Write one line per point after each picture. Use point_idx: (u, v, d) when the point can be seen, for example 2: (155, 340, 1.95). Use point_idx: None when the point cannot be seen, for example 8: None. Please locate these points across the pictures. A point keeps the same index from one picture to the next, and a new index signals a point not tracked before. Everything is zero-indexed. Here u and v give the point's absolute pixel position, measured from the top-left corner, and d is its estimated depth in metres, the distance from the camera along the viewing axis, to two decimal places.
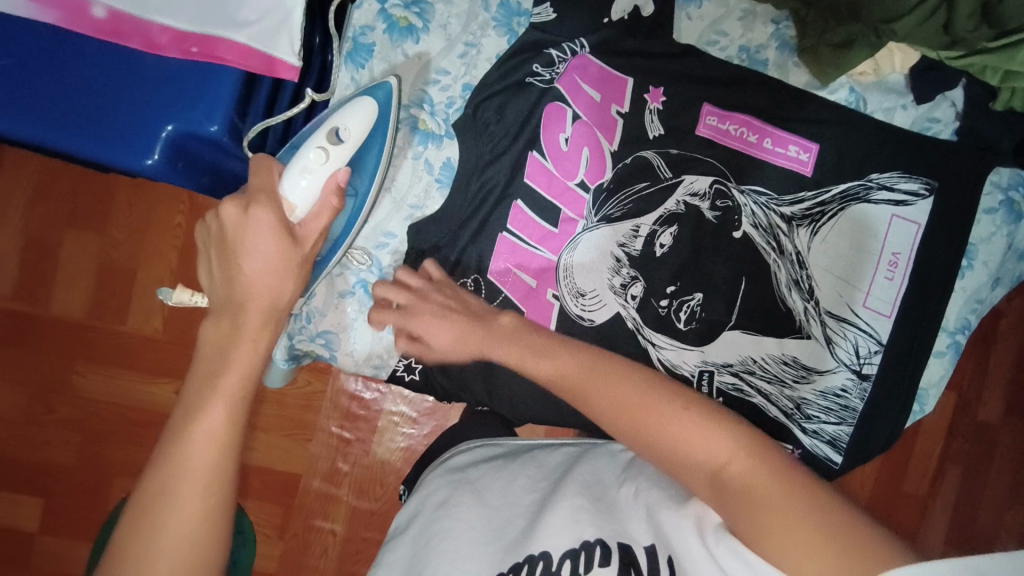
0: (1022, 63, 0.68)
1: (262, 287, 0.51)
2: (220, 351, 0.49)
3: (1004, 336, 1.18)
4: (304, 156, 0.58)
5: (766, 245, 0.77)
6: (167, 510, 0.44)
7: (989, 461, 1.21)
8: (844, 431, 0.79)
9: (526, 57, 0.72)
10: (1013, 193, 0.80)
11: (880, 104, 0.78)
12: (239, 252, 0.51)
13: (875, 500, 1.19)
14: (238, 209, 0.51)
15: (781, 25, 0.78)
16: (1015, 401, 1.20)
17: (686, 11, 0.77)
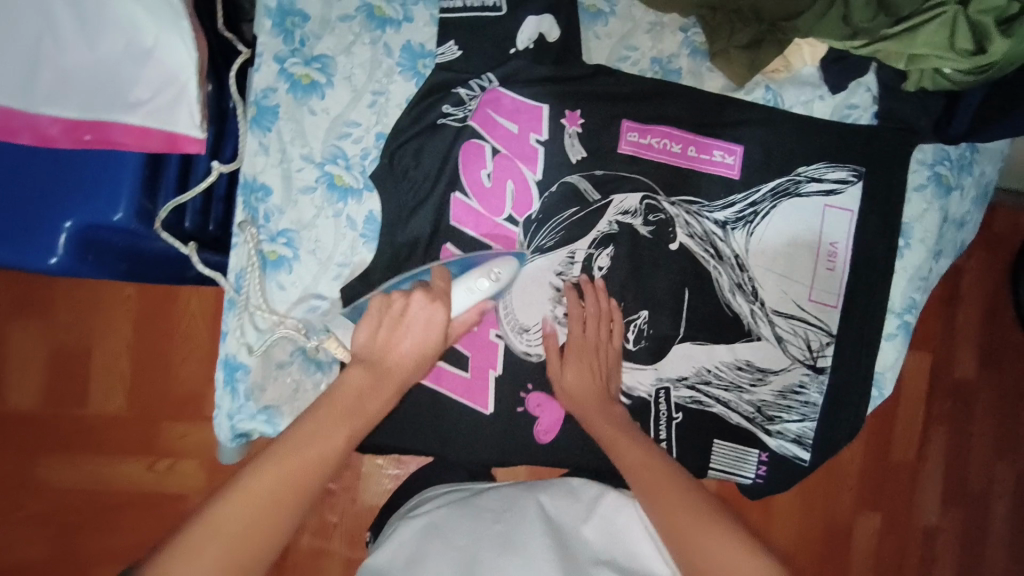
0: (923, 46, 0.68)
1: (410, 352, 0.59)
2: (360, 392, 0.56)
3: (967, 293, 1.20)
4: (475, 278, 0.65)
5: (704, 253, 0.77)
6: (235, 498, 0.46)
7: (972, 418, 1.21)
8: (808, 428, 0.79)
9: (435, 99, 0.71)
10: (939, 168, 0.81)
11: (797, 98, 0.78)
12: (408, 327, 0.59)
13: (868, 471, 1.18)
14: (425, 301, 0.60)
15: (690, 32, 0.77)
16: (987, 355, 1.21)
17: (593, 30, 0.76)
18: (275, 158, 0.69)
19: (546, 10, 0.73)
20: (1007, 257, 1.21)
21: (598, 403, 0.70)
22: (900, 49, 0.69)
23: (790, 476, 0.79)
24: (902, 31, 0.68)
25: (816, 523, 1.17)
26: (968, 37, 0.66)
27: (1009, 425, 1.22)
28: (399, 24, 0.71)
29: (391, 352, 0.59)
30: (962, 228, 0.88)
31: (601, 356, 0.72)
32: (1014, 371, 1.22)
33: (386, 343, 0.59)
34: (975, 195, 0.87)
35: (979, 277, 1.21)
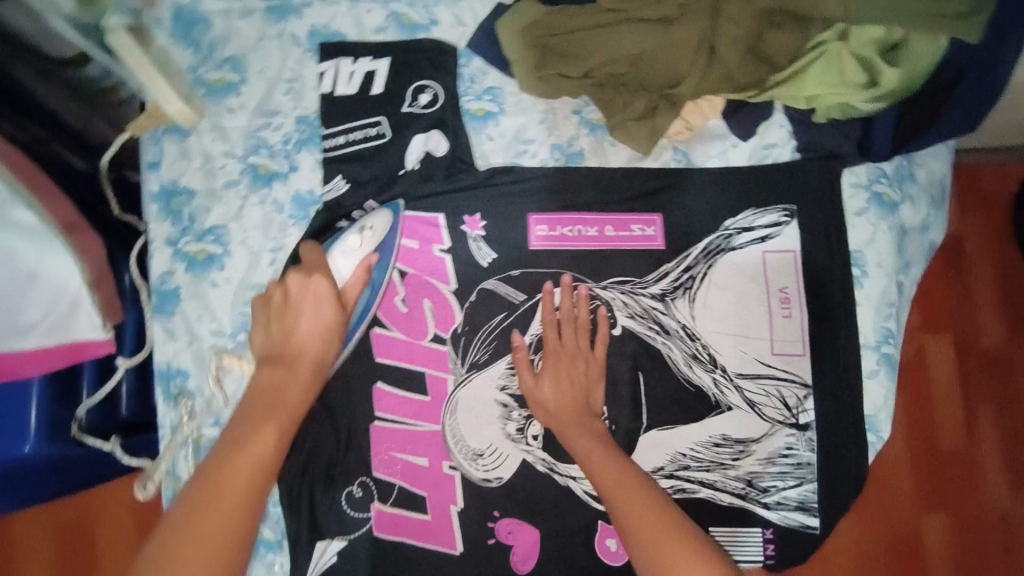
0: (816, 85, 0.70)
1: (315, 338, 0.59)
2: (273, 388, 0.58)
3: (974, 259, 1.15)
4: (348, 239, 0.65)
5: (649, 330, 0.74)
6: (205, 515, 0.50)
7: (1019, 389, 1.12)
8: (810, 491, 0.73)
9: (327, 235, 0.68)
10: (877, 186, 0.76)
11: (708, 153, 0.75)
12: (300, 315, 0.60)
13: (916, 475, 1.09)
14: (301, 278, 0.60)
15: (583, 111, 0.75)
16: (1014, 320, 1.13)
17: (485, 133, 0.74)
18: (184, 341, 0.66)
19: (432, 126, 0.73)
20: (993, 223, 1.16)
21: (576, 416, 0.67)
22: (795, 92, 0.71)
23: (804, 550, 0.72)
24: (789, 77, 0.70)
25: (874, 538, 1.07)
26: (856, 69, 0.68)
27: None
28: (286, 176, 0.69)
29: (295, 339, 0.59)
30: (927, 230, 0.83)
31: (582, 364, 0.70)
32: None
33: (286, 333, 0.60)
34: (926, 199, 0.82)
35: (984, 240, 1.15)
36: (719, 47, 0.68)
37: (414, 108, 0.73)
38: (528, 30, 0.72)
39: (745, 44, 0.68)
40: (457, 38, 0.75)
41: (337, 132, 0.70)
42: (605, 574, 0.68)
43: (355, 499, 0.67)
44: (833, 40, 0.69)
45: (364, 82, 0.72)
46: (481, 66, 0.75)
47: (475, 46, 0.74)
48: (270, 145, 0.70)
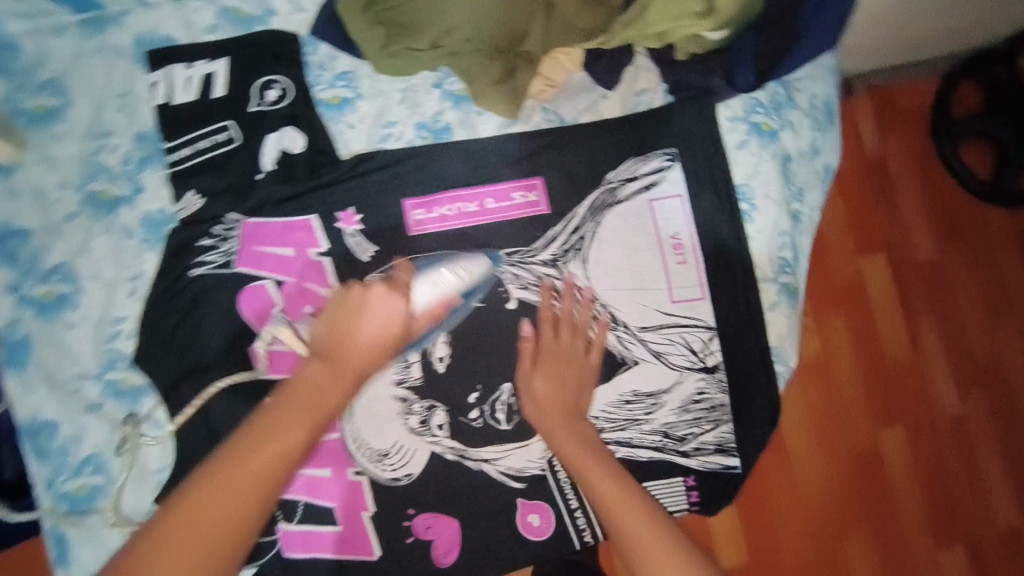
0: (658, 21, 0.68)
1: (365, 344, 0.53)
2: (315, 385, 0.50)
3: (897, 178, 1.20)
4: (439, 272, 0.63)
5: (546, 298, 0.72)
6: (213, 514, 0.43)
7: (956, 294, 1.20)
8: (726, 432, 0.73)
9: (185, 254, 0.66)
10: (756, 116, 0.75)
11: (576, 108, 0.73)
12: (361, 313, 0.53)
13: (870, 390, 1.15)
14: (385, 288, 0.55)
15: (444, 83, 0.72)
16: (945, 231, 1.20)
17: (344, 121, 0.71)
18: (45, 389, 0.63)
19: (285, 123, 0.69)
20: (911, 138, 1.20)
21: (565, 420, 0.65)
22: (642, 30, 0.68)
23: (726, 490, 0.73)
24: (635, 18, 0.68)
25: (839, 455, 1.13)
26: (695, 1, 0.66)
27: (994, 286, 1.20)
28: (132, 200, 0.66)
29: (350, 345, 0.52)
30: (818, 154, 0.83)
31: (575, 367, 0.69)
32: (976, 236, 1.21)
33: (346, 331, 0.53)
34: (811, 123, 0.82)
35: (904, 157, 1.20)
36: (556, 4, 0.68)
37: (263, 106, 0.69)
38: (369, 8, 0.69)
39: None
40: (296, 25, 0.71)
41: (180, 144, 0.67)
42: (527, 542, 0.70)
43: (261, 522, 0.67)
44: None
45: (203, 86, 0.67)
46: (329, 51, 0.71)
47: (317, 31, 0.70)
48: (109, 169, 0.67)
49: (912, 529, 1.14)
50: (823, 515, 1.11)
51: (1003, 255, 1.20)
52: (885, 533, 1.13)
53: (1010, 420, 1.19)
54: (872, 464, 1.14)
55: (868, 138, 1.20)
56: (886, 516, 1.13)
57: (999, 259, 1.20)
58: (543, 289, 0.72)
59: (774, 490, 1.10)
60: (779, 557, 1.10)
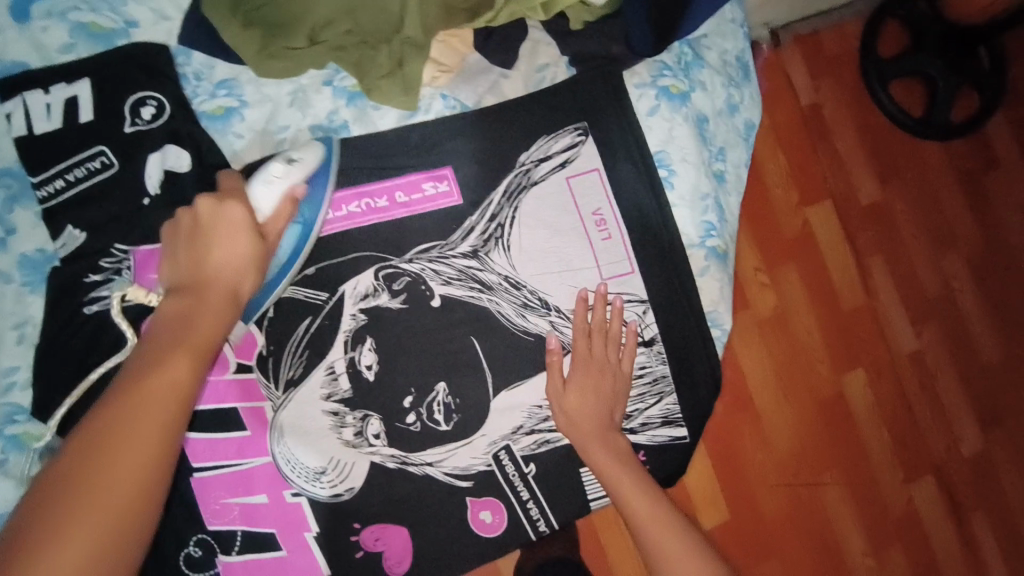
0: None
1: (229, 265, 0.54)
2: (180, 314, 0.50)
3: (835, 124, 1.20)
4: (269, 167, 0.59)
5: (470, 291, 0.70)
6: (121, 452, 0.42)
7: (900, 232, 1.23)
8: (671, 403, 0.72)
9: (73, 291, 0.62)
10: (664, 80, 0.73)
11: (475, 91, 0.70)
12: (212, 242, 0.54)
13: (830, 337, 1.16)
14: (213, 203, 0.55)
15: (335, 80, 0.69)
16: (884, 171, 1.23)
17: (232, 132, 0.67)
18: None
19: (167, 141, 0.65)
20: (843, 82, 1.20)
21: (600, 432, 0.67)
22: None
23: (677, 461, 0.73)
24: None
25: (808, 404, 1.14)
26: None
27: (934, 220, 1.25)
28: (5, 243, 0.63)
29: (205, 265, 0.53)
30: (736, 112, 0.83)
31: (610, 378, 0.69)
32: (912, 173, 1.25)
33: (198, 259, 0.53)
34: (724, 79, 0.80)
35: (839, 104, 1.20)
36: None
37: (138, 126, 0.64)
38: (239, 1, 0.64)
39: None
40: (164, 35, 0.66)
41: (54, 174, 0.63)
42: (480, 541, 0.69)
43: (197, 559, 0.64)
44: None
45: (70, 112, 0.63)
46: (205, 59, 0.67)
47: (186, 39, 0.66)
48: None
49: (880, 464, 1.17)
50: (798, 464, 1.12)
51: (939, 191, 1.26)
52: (857, 472, 1.16)
53: (958, 346, 1.25)
54: (839, 407, 1.16)
55: (801, 87, 1.18)
56: (856, 455, 1.16)
57: (936, 196, 1.26)
58: (578, 300, 0.69)
59: (747, 447, 1.10)
60: (762, 511, 1.10)
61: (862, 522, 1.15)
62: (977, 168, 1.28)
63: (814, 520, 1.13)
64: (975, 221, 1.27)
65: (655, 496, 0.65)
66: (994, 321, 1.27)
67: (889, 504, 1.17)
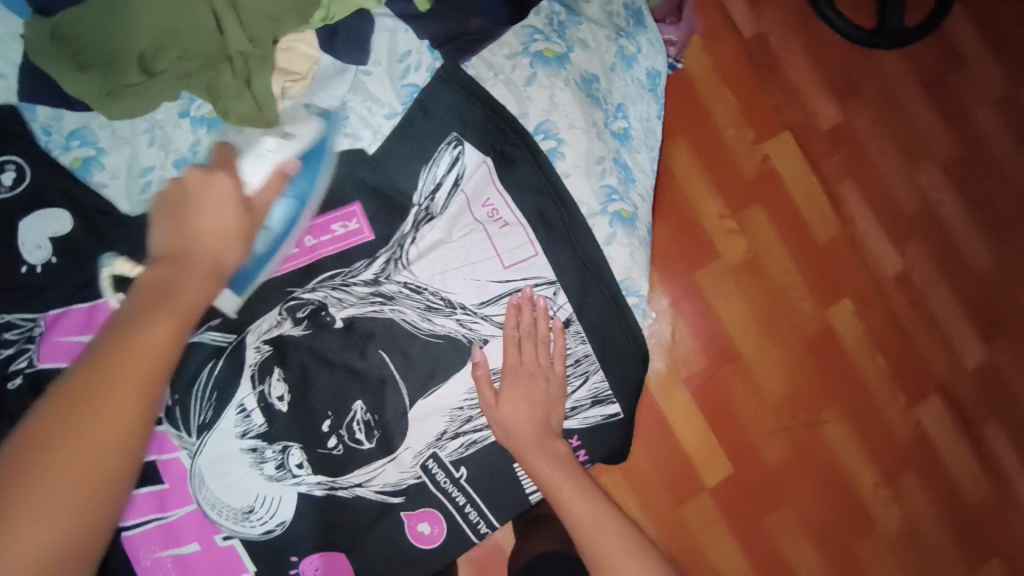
0: None
1: (221, 237, 0.52)
2: (164, 283, 0.47)
3: (781, 51, 1.13)
4: (262, 141, 0.59)
5: (371, 305, 0.67)
6: (101, 397, 0.39)
7: (866, 151, 1.17)
8: (598, 381, 0.69)
9: None
10: (536, 43, 0.69)
11: (334, 97, 0.66)
12: (200, 206, 0.52)
13: (806, 272, 1.11)
14: (201, 174, 0.54)
15: (191, 109, 0.65)
16: (841, 90, 1.16)
17: (94, 181, 0.64)
18: None
19: (32, 204, 0.62)
20: (786, 6, 1.14)
21: (537, 436, 0.65)
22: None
23: (610, 435, 0.70)
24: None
25: (794, 344, 1.10)
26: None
27: (902, 132, 1.18)
28: None
29: (194, 241, 0.51)
30: (635, 65, 0.78)
31: (542, 383, 0.67)
32: (874, 89, 1.17)
33: (184, 231, 0.51)
34: (610, 30, 0.76)
35: (780, 29, 1.14)
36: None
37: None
38: (60, 33, 0.60)
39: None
40: (4, 94, 0.62)
41: None
42: (427, 547, 0.69)
43: None
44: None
45: None
46: (51, 112, 0.63)
47: (29, 95, 0.62)
48: None
49: (880, 392, 1.13)
50: (793, 407, 1.09)
51: (905, 100, 1.18)
52: (856, 404, 1.12)
53: (949, 258, 1.18)
54: (826, 343, 1.11)
55: (741, 19, 1.12)
56: (853, 387, 1.12)
57: (901, 106, 1.18)
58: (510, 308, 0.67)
59: (734, 400, 1.06)
60: (757, 463, 1.06)
61: (869, 454, 1.11)
62: (944, 70, 1.20)
63: (818, 460, 1.09)
64: (949, 128, 1.20)
65: (589, 492, 0.63)
66: (982, 226, 1.19)
67: (894, 430, 1.13)
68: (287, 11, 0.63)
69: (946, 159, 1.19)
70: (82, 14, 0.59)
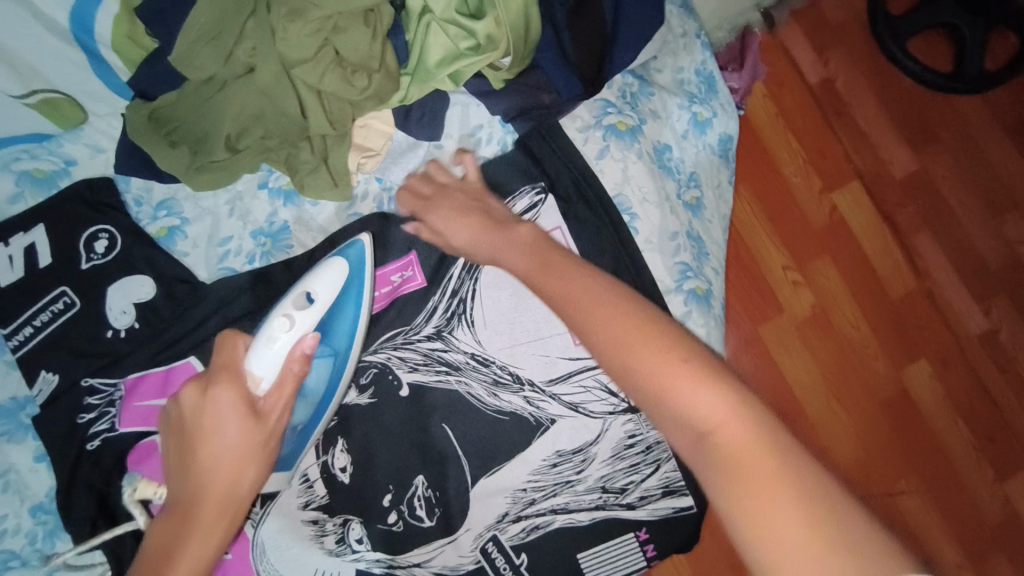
0: (439, 64, 0.62)
1: (227, 473, 0.47)
2: (168, 547, 0.46)
3: (851, 97, 1.08)
4: (273, 328, 0.52)
5: (437, 375, 0.66)
6: None
7: (946, 202, 1.08)
8: (670, 472, 0.67)
9: (53, 432, 0.62)
10: (610, 117, 0.68)
11: (406, 170, 0.67)
12: (200, 436, 0.46)
13: (882, 331, 1.04)
14: (196, 392, 0.47)
15: (270, 181, 0.67)
16: (916, 137, 1.08)
17: (178, 250, 0.66)
18: None
19: (122, 272, 0.65)
20: (856, 51, 1.08)
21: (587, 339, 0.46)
22: (423, 79, 0.63)
23: (684, 535, 0.68)
24: (416, 70, 0.62)
25: (868, 407, 1.02)
26: (462, 34, 0.60)
27: (985, 181, 1.09)
28: None
29: (199, 483, 0.46)
30: (708, 131, 0.75)
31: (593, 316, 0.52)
32: (954, 136, 1.09)
33: (190, 470, 0.47)
34: (682, 98, 0.74)
35: (851, 75, 1.08)
36: (325, 87, 0.59)
37: (94, 261, 0.64)
38: (157, 113, 0.61)
39: (337, 67, 0.58)
40: (102, 167, 0.66)
41: (22, 322, 0.63)
42: None
43: None
44: (420, 12, 0.61)
45: (28, 258, 0.64)
46: (144, 184, 0.66)
47: (124, 168, 0.65)
48: None
49: (966, 466, 1.03)
50: (866, 476, 1.01)
51: (990, 146, 1.09)
52: (937, 476, 1.02)
53: None
54: (903, 406, 1.03)
55: (808, 65, 1.07)
56: (938, 459, 1.02)
57: (985, 153, 1.09)
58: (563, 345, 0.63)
59: None
60: None
61: (953, 533, 1.01)
62: None
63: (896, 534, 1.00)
64: None
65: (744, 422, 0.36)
66: None
67: (981, 505, 1.02)
68: (368, 99, 0.61)
69: None
70: (176, 97, 0.60)
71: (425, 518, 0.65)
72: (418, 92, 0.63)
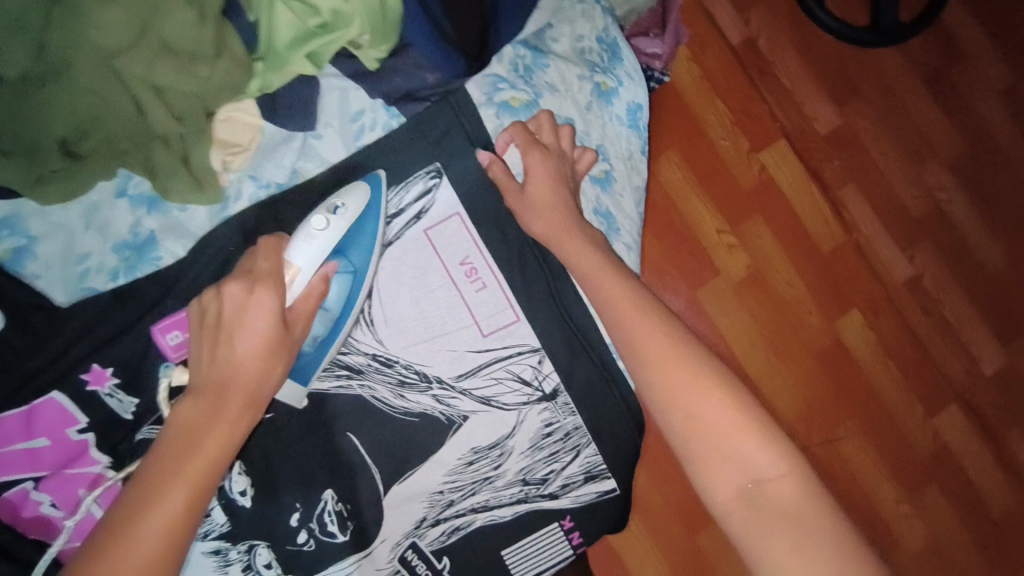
0: (291, 45, 0.57)
1: (254, 360, 0.47)
2: (192, 429, 0.44)
3: (773, 55, 1.06)
4: (309, 225, 0.52)
5: (337, 383, 0.61)
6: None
7: (869, 156, 1.09)
8: (591, 457, 0.66)
9: None
10: (502, 92, 0.65)
11: (280, 164, 0.60)
12: (238, 326, 0.47)
13: (813, 287, 1.04)
14: (240, 290, 0.48)
15: (129, 187, 0.59)
16: (838, 92, 1.08)
17: (29, 273, 0.58)
18: None
19: None
20: (775, 9, 1.06)
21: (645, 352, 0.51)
22: (277, 62, 0.57)
23: (610, 519, 0.68)
24: (267, 53, 0.57)
25: (802, 361, 1.03)
26: (307, 11, 0.56)
27: (904, 131, 1.10)
28: None
29: (232, 367, 0.46)
30: (614, 100, 0.72)
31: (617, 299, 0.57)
32: (874, 88, 1.09)
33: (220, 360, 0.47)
34: (583, 68, 0.70)
35: (771, 33, 1.06)
36: (162, 81, 0.53)
37: None
38: None
39: (173, 58, 0.52)
40: None
41: None
42: None
43: None
44: None
45: None
46: None
47: None
48: None
49: (897, 410, 1.06)
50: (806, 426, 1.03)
51: (909, 96, 1.10)
52: (870, 420, 1.05)
53: (962, 262, 1.10)
54: (839, 359, 1.05)
55: (729, 25, 1.05)
56: (871, 405, 1.05)
57: (905, 104, 1.10)
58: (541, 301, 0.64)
59: None
60: None
61: (890, 473, 1.05)
62: (947, 65, 1.11)
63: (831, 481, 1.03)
64: (954, 124, 1.11)
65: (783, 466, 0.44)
66: (992, 227, 1.11)
67: (913, 443, 1.06)
68: (217, 91, 0.56)
69: (955, 158, 1.10)
70: None
71: (338, 534, 0.61)
72: (278, 78, 0.58)
